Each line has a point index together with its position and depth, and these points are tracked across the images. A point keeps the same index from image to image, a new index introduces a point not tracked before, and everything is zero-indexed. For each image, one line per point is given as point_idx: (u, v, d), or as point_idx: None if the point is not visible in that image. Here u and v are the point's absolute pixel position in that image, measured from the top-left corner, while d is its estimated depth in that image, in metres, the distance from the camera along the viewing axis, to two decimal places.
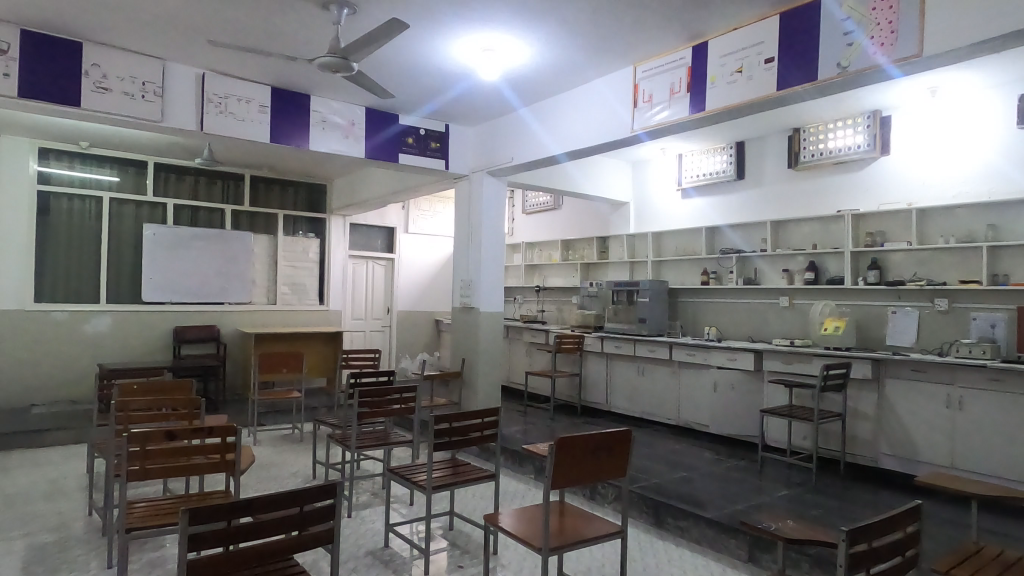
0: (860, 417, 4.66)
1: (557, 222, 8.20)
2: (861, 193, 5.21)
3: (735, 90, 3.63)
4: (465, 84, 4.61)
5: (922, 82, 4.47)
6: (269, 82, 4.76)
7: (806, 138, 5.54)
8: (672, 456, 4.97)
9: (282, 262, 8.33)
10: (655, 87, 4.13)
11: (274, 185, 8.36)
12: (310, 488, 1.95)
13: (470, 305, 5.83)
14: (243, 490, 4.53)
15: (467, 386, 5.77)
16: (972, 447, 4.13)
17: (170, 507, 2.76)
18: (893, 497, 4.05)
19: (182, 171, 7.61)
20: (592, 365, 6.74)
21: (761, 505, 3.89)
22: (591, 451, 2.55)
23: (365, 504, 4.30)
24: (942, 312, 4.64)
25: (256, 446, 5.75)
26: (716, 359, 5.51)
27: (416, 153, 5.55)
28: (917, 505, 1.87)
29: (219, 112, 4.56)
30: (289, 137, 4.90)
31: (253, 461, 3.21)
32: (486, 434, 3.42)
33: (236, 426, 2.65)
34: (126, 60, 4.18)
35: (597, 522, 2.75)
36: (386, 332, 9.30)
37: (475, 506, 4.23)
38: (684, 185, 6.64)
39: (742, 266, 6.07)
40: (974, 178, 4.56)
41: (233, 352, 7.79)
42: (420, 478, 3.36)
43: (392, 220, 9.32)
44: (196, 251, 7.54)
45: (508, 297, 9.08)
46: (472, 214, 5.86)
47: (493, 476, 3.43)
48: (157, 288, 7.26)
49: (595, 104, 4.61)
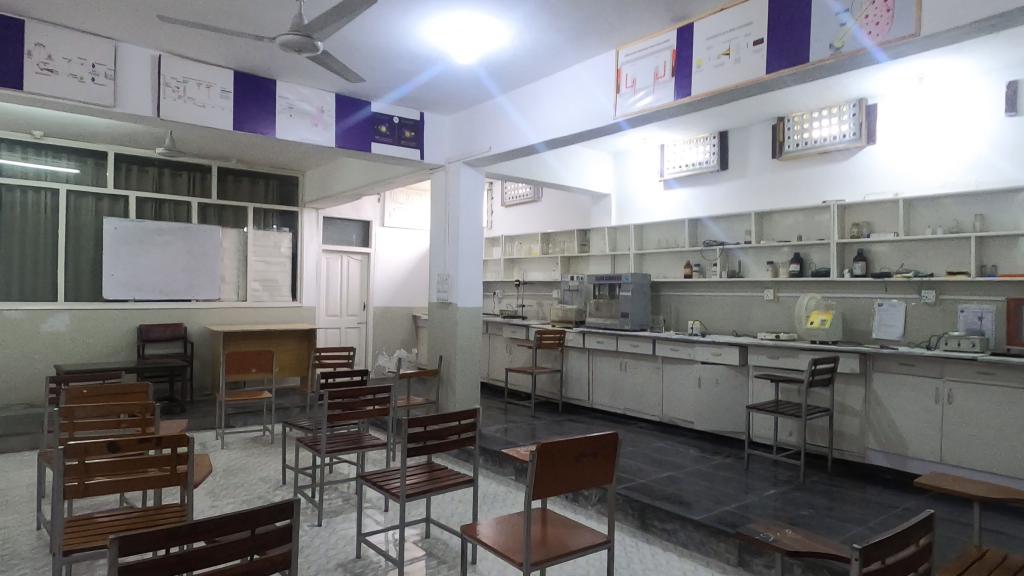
0: (847, 412, 4.56)
1: (536, 214, 8.02)
2: (847, 183, 5.10)
3: (722, 73, 3.47)
4: (439, 67, 4.39)
5: (909, 68, 4.36)
6: (231, 65, 4.50)
7: (790, 127, 5.42)
8: (656, 455, 4.83)
9: (253, 258, 8.03)
10: (638, 72, 3.95)
11: (244, 177, 8.05)
12: (263, 506, 1.74)
13: (447, 301, 5.61)
14: (207, 499, 4.29)
15: (445, 384, 5.57)
16: (961, 441, 4.05)
17: (116, 522, 2.51)
18: (884, 496, 3.94)
19: (145, 163, 7.27)
20: (574, 361, 6.59)
21: (749, 505, 3.76)
22: (573, 458, 2.36)
23: (337, 511, 4.09)
24: (930, 304, 4.56)
25: (224, 449, 5.50)
26: (701, 354, 5.37)
27: (389, 142, 5.31)
28: (929, 515, 1.72)
29: (177, 97, 4.29)
30: (253, 125, 4.64)
31: (212, 468, 2.97)
32: (464, 437, 3.23)
33: (189, 435, 2.41)
34: (75, 41, 3.88)
35: (582, 532, 2.57)
36: (362, 329, 9.05)
37: (453, 513, 4.04)
38: (665, 176, 6.50)
39: (725, 258, 5.94)
40: (960, 167, 4.48)
41: (201, 351, 7.49)
42: (394, 486, 3.15)
43: (368, 213, 9.07)
44: (161, 246, 7.21)
45: (487, 292, 8.89)
46: (449, 207, 5.65)
47: (472, 482, 3.24)
48: (119, 285, 6.92)
49: (576, 90, 4.43)
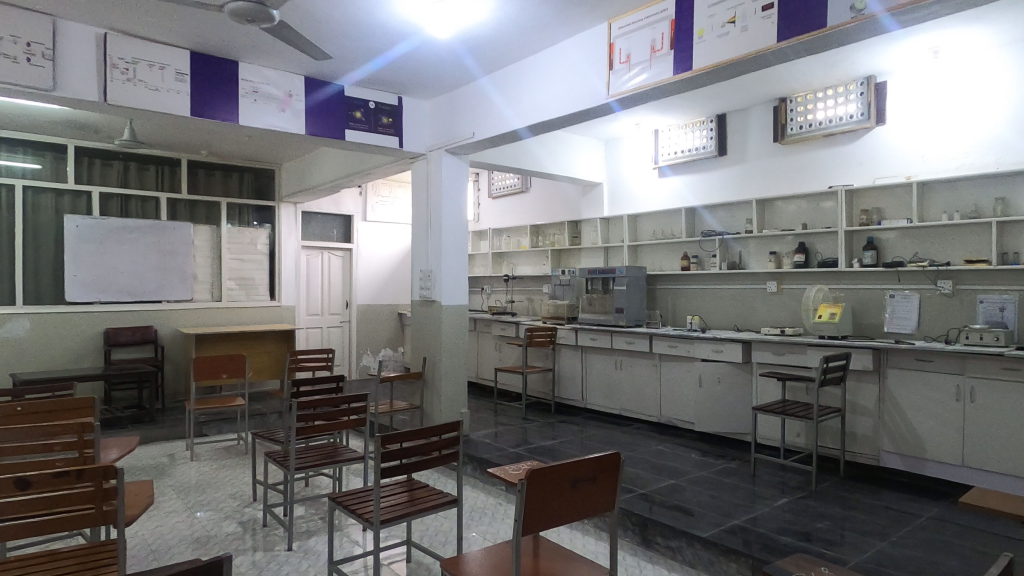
0: (859, 412, 4.28)
1: (524, 205, 7.67)
2: (853, 167, 4.79)
3: (727, 44, 3.12)
4: (413, 43, 4.02)
5: (923, 41, 4.03)
6: (187, 45, 4.09)
7: (793, 109, 5.09)
8: (655, 461, 4.51)
9: (227, 255, 7.63)
10: (633, 45, 3.59)
11: (216, 170, 7.62)
12: (183, 564, 1.39)
13: (430, 299, 5.26)
14: (167, 521, 3.91)
15: (429, 387, 5.22)
16: (984, 443, 3.76)
17: (36, 565, 2.15)
18: (904, 503, 3.64)
19: (108, 156, 6.84)
20: (566, 359, 6.27)
21: (761, 518, 3.44)
22: (569, 483, 2.03)
23: (310, 532, 3.73)
24: (946, 295, 4.27)
25: (193, 462, 5.13)
26: (701, 351, 5.07)
27: (365, 129, 4.95)
28: (1008, 561, 1.40)
29: (127, 80, 3.90)
30: (214, 111, 4.25)
31: (153, 494, 2.60)
32: (445, 454, 2.87)
33: (117, 467, 2.05)
34: (6, 15, 3.47)
35: (582, 566, 2.22)
36: (344, 328, 8.68)
37: (436, 531, 3.70)
38: (660, 163, 6.16)
39: (725, 250, 5.63)
40: (977, 147, 4.17)
41: (173, 355, 7.11)
42: (368, 511, 2.79)
43: (349, 207, 8.67)
44: (127, 244, 6.79)
45: (475, 287, 8.57)
46: (431, 199, 5.29)
47: (455, 502, 2.90)
48: (82, 287, 6.50)
49: (563, 69, 4.08)
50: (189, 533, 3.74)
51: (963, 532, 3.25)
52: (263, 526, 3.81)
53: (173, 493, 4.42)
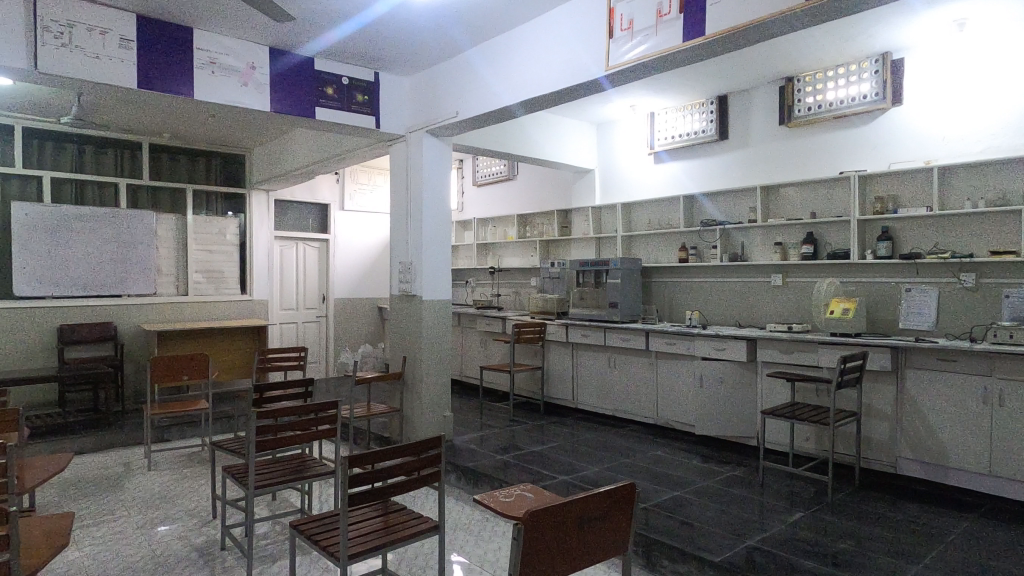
0: (875, 416, 3.96)
1: (511, 194, 7.28)
2: (866, 151, 4.47)
3: (746, 4, 2.74)
4: (390, 5, 3.59)
5: (949, 12, 3.69)
6: (132, 8, 3.62)
7: (800, 89, 4.75)
8: (655, 469, 4.16)
9: (194, 246, 7.14)
10: (636, 10, 3.19)
11: (181, 156, 7.12)
12: None
13: (409, 293, 4.85)
14: (112, 544, 3.47)
15: (409, 388, 4.82)
16: (1014, 451, 3.46)
17: None
18: (929, 517, 3.34)
19: (61, 139, 6.31)
20: (556, 357, 5.91)
21: (778, 537, 3.10)
22: (577, 524, 1.66)
23: (275, 556, 3.32)
24: (969, 289, 3.97)
25: (151, 471, 4.69)
26: (702, 348, 4.73)
27: (338, 107, 4.52)
28: None
29: (61, 46, 3.43)
30: (165, 84, 3.79)
31: (69, 534, 2.18)
32: (425, 475, 2.47)
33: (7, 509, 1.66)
34: None
35: None
36: (321, 323, 8.22)
37: (417, 553, 3.31)
38: (655, 147, 5.80)
39: (725, 240, 5.27)
40: (1004, 128, 3.85)
41: (135, 353, 6.63)
42: (335, 544, 2.37)
43: (325, 195, 8.18)
44: (82, 234, 6.27)
45: (459, 280, 8.17)
46: (411, 184, 4.86)
47: (436, 531, 2.51)
48: (32, 281, 5.98)
49: (556, 39, 3.68)
50: (136, 557, 3.31)
51: (1000, 551, 2.93)
52: (221, 550, 3.39)
53: (124, 508, 3.99)
